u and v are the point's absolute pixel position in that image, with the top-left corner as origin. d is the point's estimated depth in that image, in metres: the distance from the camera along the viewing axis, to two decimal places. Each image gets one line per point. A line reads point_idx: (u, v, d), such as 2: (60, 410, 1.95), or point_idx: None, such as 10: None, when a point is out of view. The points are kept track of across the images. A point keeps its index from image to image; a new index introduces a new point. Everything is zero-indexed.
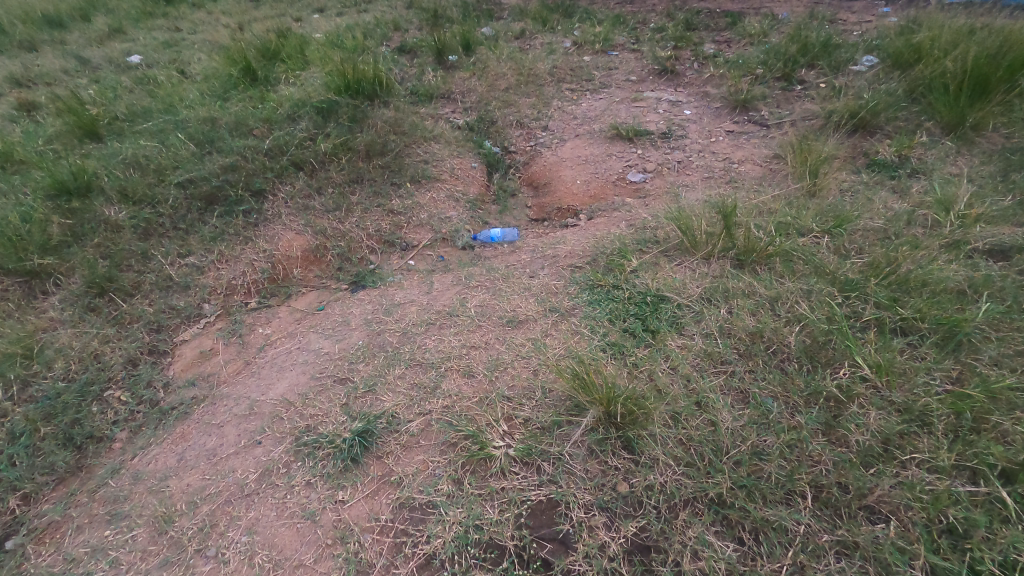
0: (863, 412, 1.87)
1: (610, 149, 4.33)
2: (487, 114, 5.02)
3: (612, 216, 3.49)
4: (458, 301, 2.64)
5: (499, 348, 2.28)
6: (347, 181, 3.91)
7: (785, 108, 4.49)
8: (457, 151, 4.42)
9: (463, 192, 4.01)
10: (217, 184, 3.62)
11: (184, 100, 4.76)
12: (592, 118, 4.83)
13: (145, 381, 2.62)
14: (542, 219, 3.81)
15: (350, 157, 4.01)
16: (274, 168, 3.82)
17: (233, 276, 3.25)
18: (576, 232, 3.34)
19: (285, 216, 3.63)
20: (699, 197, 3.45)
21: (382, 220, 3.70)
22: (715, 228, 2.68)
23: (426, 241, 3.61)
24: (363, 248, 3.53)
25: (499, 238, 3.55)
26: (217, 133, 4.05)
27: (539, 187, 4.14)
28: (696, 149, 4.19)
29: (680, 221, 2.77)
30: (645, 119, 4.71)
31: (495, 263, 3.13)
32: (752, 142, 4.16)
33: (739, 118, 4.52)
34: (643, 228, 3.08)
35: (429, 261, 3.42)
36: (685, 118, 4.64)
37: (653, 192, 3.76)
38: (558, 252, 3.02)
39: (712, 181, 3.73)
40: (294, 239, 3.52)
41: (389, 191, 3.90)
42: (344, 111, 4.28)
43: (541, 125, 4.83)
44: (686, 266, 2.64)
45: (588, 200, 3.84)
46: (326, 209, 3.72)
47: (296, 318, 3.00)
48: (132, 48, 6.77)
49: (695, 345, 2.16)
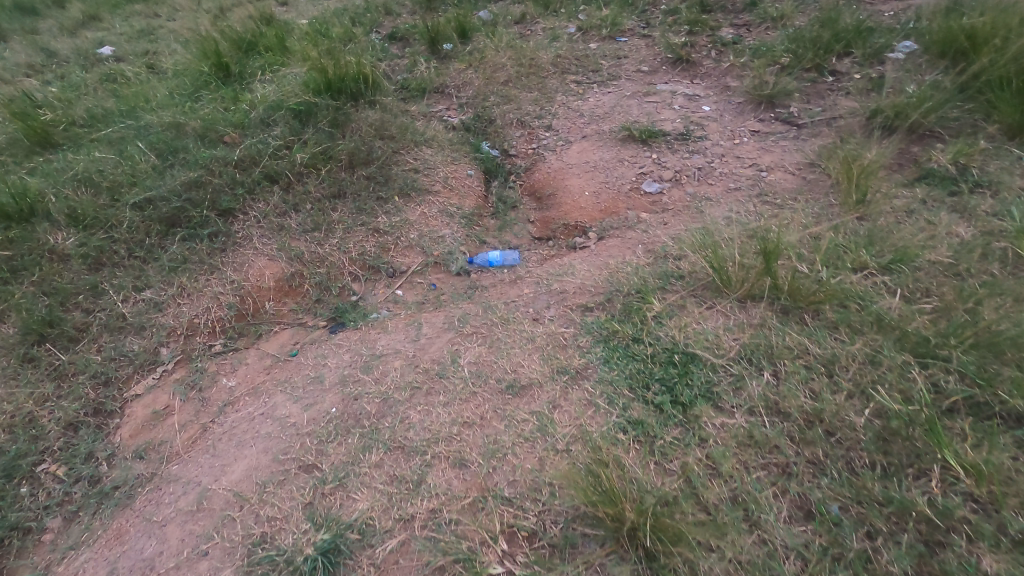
0: (973, 548, 1.49)
1: (621, 152, 3.88)
2: (485, 112, 4.56)
3: (626, 238, 3.08)
4: (449, 354, 2.24)
5: (497, 426, 1.90)
6: (328, 196, 3.49)
7: (816, 104, 4.03)
8: (451, 157, 3.98)
9: (459, 206, 3.59)
10: (179, 205, 3.21)
11: (150, 100, 4.32)
12: (600, 116, 4.36)
13: (85, 452, 2.26)
14: (546, 237, 3.38)
15: (332, 168, 3.58)
16: (246, 183, 3.40)
17: (195, 313, 2.85)
18: (585, 258, 2.92)
19: (257, 239, 3.22)
20: (727, 215, 3.02)
21: (367, 241, 3.29)
22: (753, 265, 2.26)
23: (416, 265, 3.20)
24: (345, 275, 3.13)
25: (499, 262, 3.16)
26: (182, 142, 3.62)
27: (543, 198, 3.70)
28: (718, 154, 3.75)
29: (711, 256, 2.35)
30: (659, 117, 4.26)
31: (493, 299, 2.73)
32: (782, 145, 3.71)
33: (764, 116, 4.06)
34: (664, 258, 2.67)
35: (419, 292, 3.02)
36: (704, 116, 4.19)
37: (672, 206, 3.33)
38: (565, 286, 2.60)
39: (740, 193, 3.30)
40: (266, 266, 3.11)
41: (375, 207, 3.48)
42: (325, 114, 3.83)
43: (544, 125, 4.38)
44: (718, 311, 2.24)
45: (598, 216, 3.40)
46: (304, 229, 3.31)
47: (264, 367, 2.61)
48: (105, 38, 6.30)
49: (738, 430, 1.77)
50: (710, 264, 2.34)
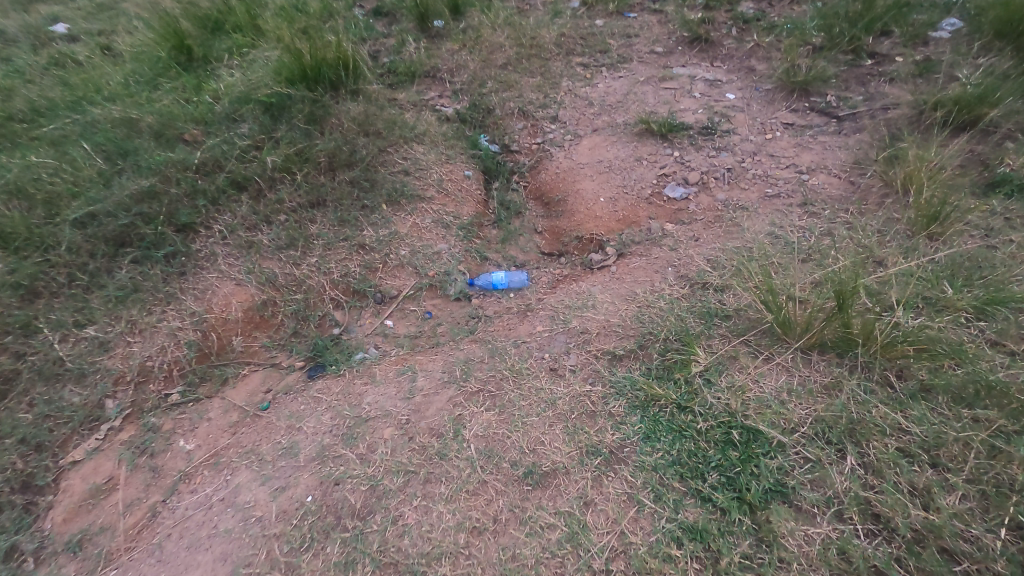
0: None
1: (638, 149, 3.43)
2: (482, 101, 4.08)
3: (652, 257, 2.66)
4: (450, 422, 1.85)
5: (516, 534, 1.58)
6: (305, 206, 3.03)
7: (855, 92, 3.59)
8: (446, 155, 3.52)
9: (456, 214, 3.15)
10: (128, 221, 2.74)
11: (100, 89, 3.78)
12: (612, 105, 3.89)
13: (4, 549, 1.88)
14: (556, 252, 2.96)
15: (310, 172, 3.11)
16: (209, 191, 2.94)
17: (147, 355, 2.41)
18: (605, 283, 2.51)
19: (222, 259, 2.78)
20: (768, 229, 2.61)
21: (351, 260, 2.85)
22: (820, 311, 1.86)
23: (408, 288, 2.77)
24: (326, 302, 2.70)
25: (503, 285, 2.74)
26: (134, 142, 3.12)
27: (551, 204, 3.26)
28: (750, 152, 3.31)
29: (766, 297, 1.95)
30: (678, 106, 3.80)
31: (500, 338, 2.32)
32: (822, 141, 3.27)
33: (798, 106, 3.61)
34: (701, 289, 2.27)
35: (412, 323, 2.62)
36: (729, 105, 3.74)
37: (701, 216, 2.91)
38: (587, 325, 2.19)
39: (779, 200, 2.88)
40: (233, 293, 2.67)
41: (360, 218, 3.03)
42: (300, 106, 3.32)
43: (549, 115, 3.91)
44: (779, 367, 1.85)
45: (615, 227, 2.97)
46: (278, 247, 2.86)
47: (230, 423, 2.20)
48: (55, 11, 5.63)
49: (829, 552, 1.43)
50: (767, 307, 1.93)
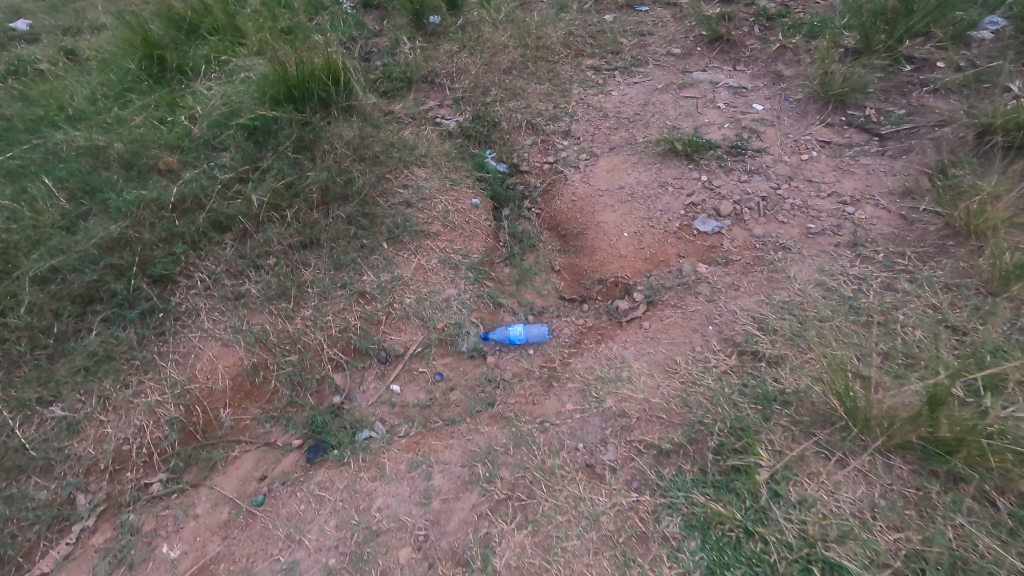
0: None
1: (661, 173, 3.12)
2: (486, 113, 3.73)
3: (687, 308, 2.38)
4: (477, 545, 1.70)
5: None
6: (297, 248, 2.73)
7: (895, 106, 3.29)
8: (450, 181, 3.20)
9: (464, 252, 2.85)
10: (98, 276, 2.43)
11: (62, 106, 3.40)
12: (629, 117, 3.56)
13: None
14: (577, 296, 2.68)
15: (301, 208, 2.80)
16: (189, 236, 2.63)
17: (123, 438, 2.13)
18: (639, 344, 2.24)
19: (206, 315, 2.49)
20: (816, 277, 2.34)
21: (350, 312, 2.57)
22: (905, 417, 1.63)
23: (415, 344, 2.49)
24: (324, 363, 2.42)
25: (521, 341, 2.47)
26: (102, 177, 2.78)
27: (569, 236, 2.96)
28: (785, 177, 3.03)
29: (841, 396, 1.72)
30: (702, 119, 3.48)
31: (523, 416, 2.06)
32: (863, 165, 2.99)
33: (833, 120, 3.31)
34: (751, 361, 2.01)
35: (421, 389, 2.35)
36: (757, 118, 3.43)
37: (737, 256, 2.63)
38: (625, 406, 1.95)
39: (824, 238, 2.60)
40: (219, 356, 2.38)
41: (359, 260, 2.74)
42: (287, 131, 2.98)
43: (561, 130, 3.58)
44: (856, 473, 1.64)
45: (643, 268, 2.69)
46: (268, 298, 2.57)
47: (219, 523, 1.95)
48: (13, 4, 5.13)
49: None
50: (848, 415, 1.71)
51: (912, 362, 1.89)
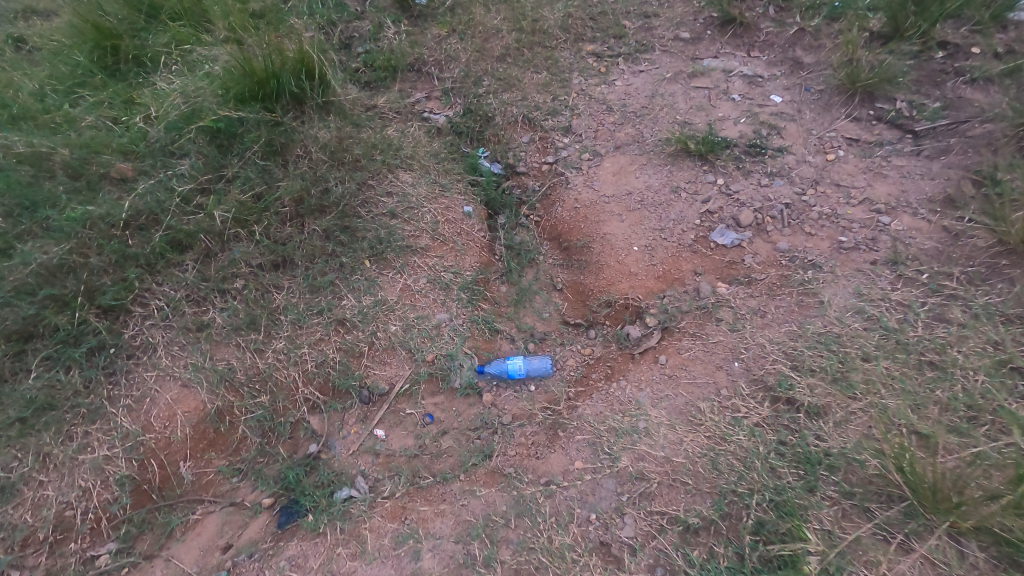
0: None
1: (673, 176, 2.82)
2: (479, 106, 3.39)
3: (708, 339, 2.11)
4: None
5: None
6: (268, 269, 2.44)
7: (928, 98, 2.99)
8: (440, 186, 2.89)
9: (456, 270, 2.56)
10: (37, 309, 2.13)
11: (3, 104, 3.02)
12: (635, 112, 3.24)
13: None
14: (583, 320, 2.40)
15: (271, 223, 2.49)
16: (143, 259, 2.33)
17: (65, 502, 1.86)
18: (655, 384, 1.97)
19: (164, 351, 2.20)
20: (854, 304, 2.07)
21: (328, 343, 2.28)
22: (980, 500, 1.42)
23: (401, 381, 2.21)
24: (299, 406, 2.15)
25: (520, 376, 2.20)
26: (45, 190, 2.46)
27: (572, 249, 2.66)
28: (810, 180, 2.73)
29: (907, 475, 1.49)
30: (716, 114, 3.17)
31: (525, 475, 1.82)
32: (897, 167, 2.70)
33: (860, 114, 3.01)
34: (788, 410, 1.74)
35: (409, 434, 2.08)
36: (777, 113, 3.12)
37: (761, 275, 2.35)
38: (643, 467, 1.71)
39: (858, 254, 2.33)
40: (178, 400, 2.09)
41: (338, 282, 2.44)
42: (254, 133, 2.65)
43: (560, 126, 3.25)
44: (921, 561, 1.43)
45: (655, 287, 2.41)
46: (235, 328, 2.28)
47: None
48: None
49: None
50: (915, 494, 1.48)
51: (975, 416, 1.64)
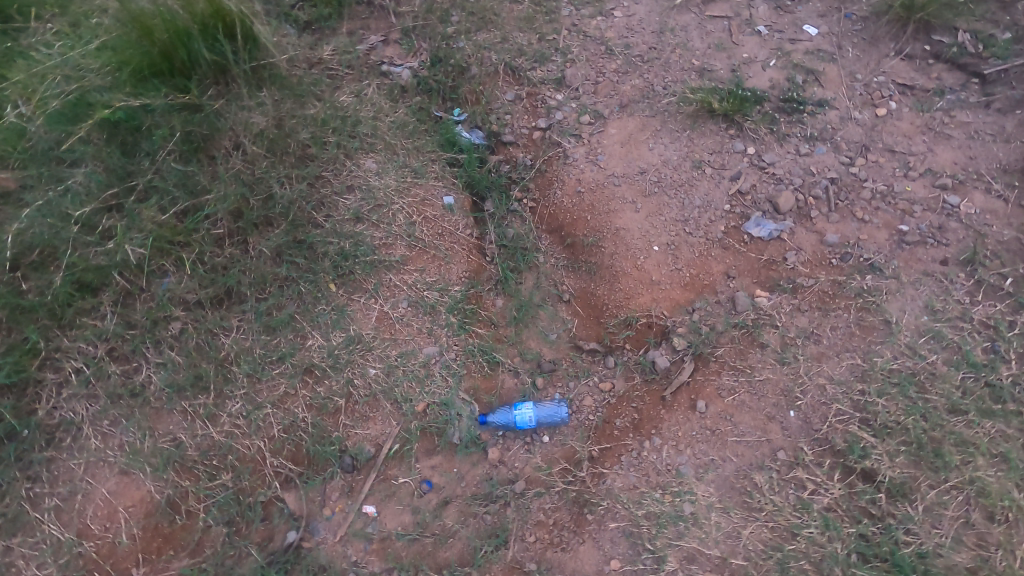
0: None
1: (694, 146, 2.33)
2: (449, 54, 2.74)
3: (754, 377, 1.77)
4: None
5: None
6: (209, 306, 1.96)
7: (1000, 24, 2.44)
8: (412, 172, 2.36)
9: (441, 287, 2.11)
10: None
11: None
12: (642, 56, 2.63)
13: None
14: (598, 345, 2.01)
15: (204, 247, 1.99)
16: (45, 311, 1.83)
17: None
18: (696, 444, 1.68)
19: (90, 430, 1.77)
20: (930, 327, 1.74)
21: (295, 400, 1.88)
22: None
23: (390, 440, 1.85)
24: (269, 482, 1.79)
25: (530, 426, 1.85)
26: None
27: (578, 248, 2.21)
28: (859, 146, 2.27)
29: None
30: (740, 53, 2.58)
31: (552, 573, 1.61)
32: (962, 124, 2.25)
33: (914, 50, 2.48)
34: (865, 490, 1.53)
35: (405, 510, 1.76)
36: (815, 49, 2.54)
37: (809, 279, 1.96)
38: (694, 570, 1.53)
39: (924, 251, 1.94)
40: (118, 493, 1.72)
41: (298, 316, 1.99)
42: (166, 126, 2.05)
43: (551, 78, 2.65)
44: None
45: (682, 299, 2.02)
46: (176, 391, 1.85)
47: None
48: None
49: None
50: None
51: None
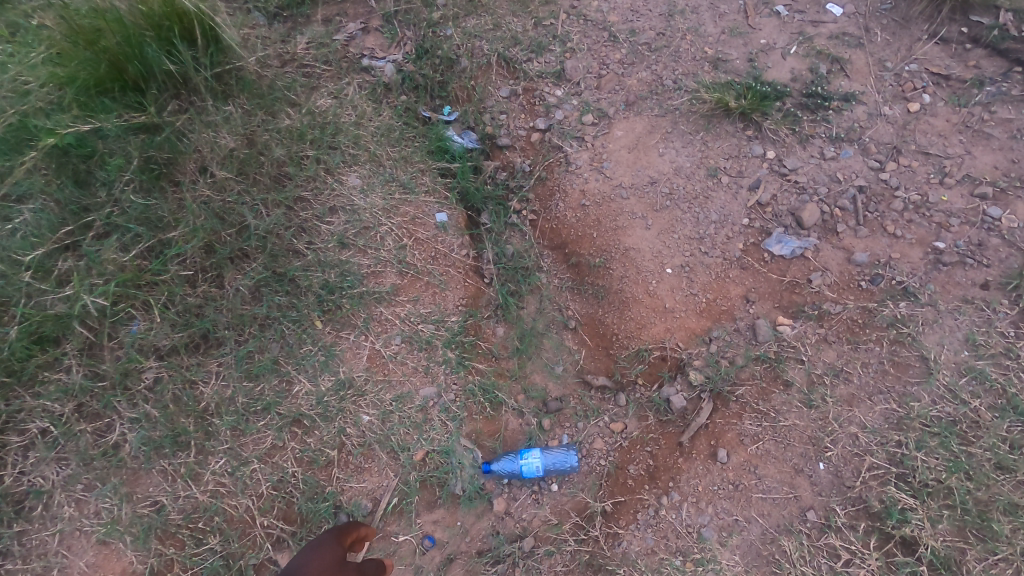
0: None
1: (708, 151, 2.12)
2: (436, 45, 2.46)
3: (782, 424, 1.67)
4: None
5: None
6: (183, 352, 1.80)
7: None
8: (399, 186, 2.15)
9: (437, 318, 1.94)
10: None
11: None
12: (648, 43, 2.36)
13: None
14: (608, 381, 1.87)
15: (175, 288, 1.82)
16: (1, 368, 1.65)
17: None
18: (719, 501, 1.61)
19: (61, 498, 1.63)
20: (971, 365, 1.65)
21: (284, 453, 1.75)
22: None
23: (388, 494, 1.73)
24: (260, 546, 1.66)
25: (537, 475, 1.73)
26: None
27: (584, 268, 2.03)
28: (889, 148, 2.06)
29: None
30: (758, 38, 2.30)
31: None
32: (1004, 121, 2.04)
33: (951, 33, 2.22)
34: (906, 562, 1.47)
35: (407, 570, 1.66)
36: (842, 31, 2.28)
37: (836, 305, 1.80)
38: None
39: (963, 273, 1.80)
40: (97, 565, 1.60)
41: (283, 360, 1.84)
42: (123, 152, 1.84)
43: (549, 70, 2.38)
44: None
45: (698, 328, 1.86)
46: (154, 449, 1.70)
47: None
48: None
49: None
50: None
51: None
